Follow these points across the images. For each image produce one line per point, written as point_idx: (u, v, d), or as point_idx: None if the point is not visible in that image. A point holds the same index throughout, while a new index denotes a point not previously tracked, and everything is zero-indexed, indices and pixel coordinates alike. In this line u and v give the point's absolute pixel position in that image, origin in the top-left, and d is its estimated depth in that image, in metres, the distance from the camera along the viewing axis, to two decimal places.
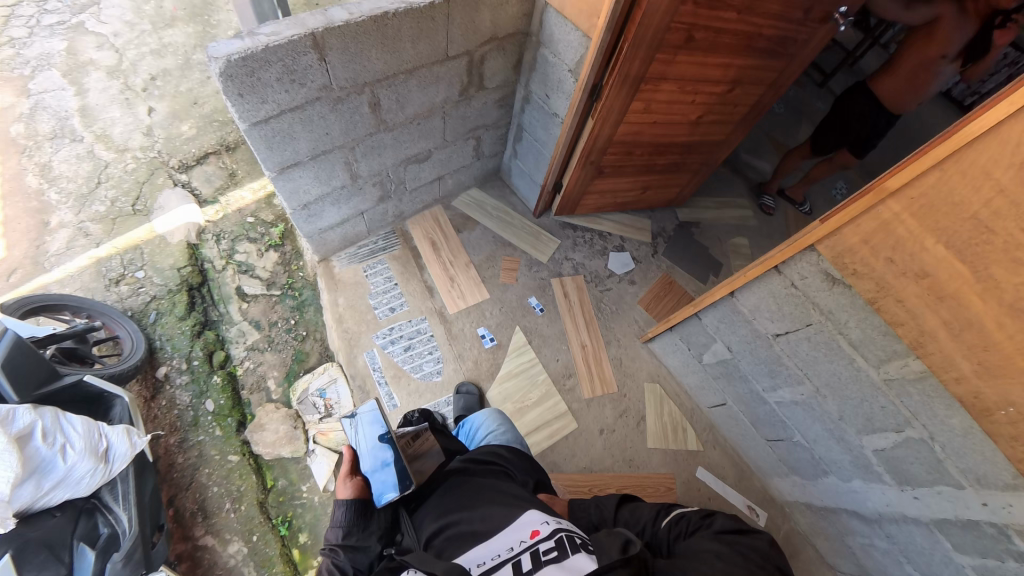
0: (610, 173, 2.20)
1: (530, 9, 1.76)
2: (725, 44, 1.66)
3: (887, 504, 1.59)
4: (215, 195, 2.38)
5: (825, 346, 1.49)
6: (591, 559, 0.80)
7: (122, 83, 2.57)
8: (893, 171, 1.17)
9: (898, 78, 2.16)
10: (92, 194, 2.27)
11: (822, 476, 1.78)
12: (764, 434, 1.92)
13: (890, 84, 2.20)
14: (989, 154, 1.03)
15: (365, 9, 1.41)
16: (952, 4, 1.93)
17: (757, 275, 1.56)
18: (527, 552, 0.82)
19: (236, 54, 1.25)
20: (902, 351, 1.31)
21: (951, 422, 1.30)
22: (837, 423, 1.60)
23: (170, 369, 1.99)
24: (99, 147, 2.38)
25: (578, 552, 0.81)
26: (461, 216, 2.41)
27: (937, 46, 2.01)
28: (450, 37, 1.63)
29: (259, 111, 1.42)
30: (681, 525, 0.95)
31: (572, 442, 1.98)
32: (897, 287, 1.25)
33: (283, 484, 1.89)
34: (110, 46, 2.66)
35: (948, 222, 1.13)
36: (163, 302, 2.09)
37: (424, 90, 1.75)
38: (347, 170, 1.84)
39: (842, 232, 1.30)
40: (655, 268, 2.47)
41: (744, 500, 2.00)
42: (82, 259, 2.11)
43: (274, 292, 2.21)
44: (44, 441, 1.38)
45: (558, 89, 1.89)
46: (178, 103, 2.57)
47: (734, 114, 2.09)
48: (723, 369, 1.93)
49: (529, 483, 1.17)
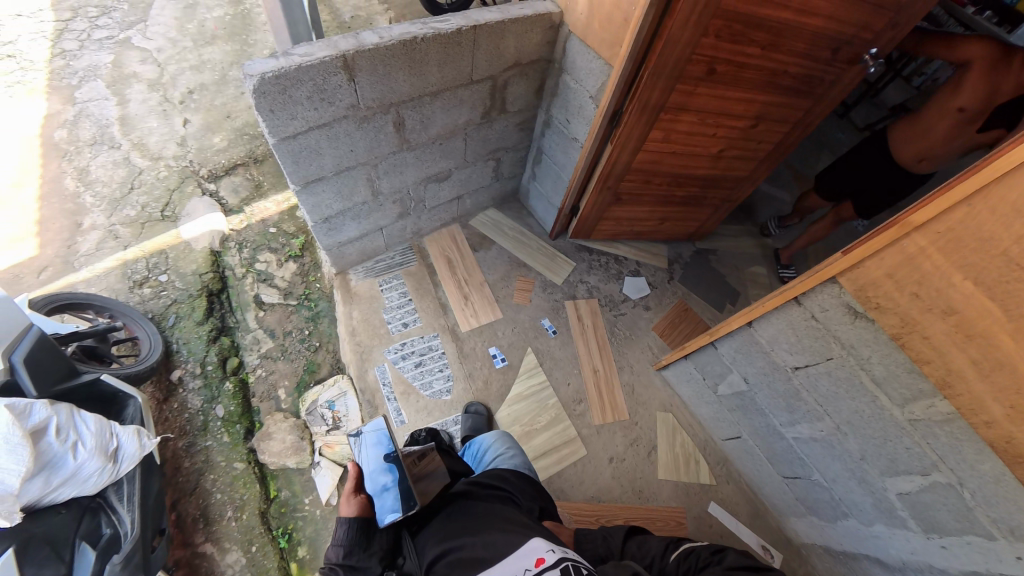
0: (628, 200, 2.21)
1: (554, 37, 1.81)
2: (748, 79, 1.67)
3: (912, 552, 1.51)
4: (240, 205, 2.45)
5: (846, 382, 1.45)
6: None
7: (161, 95, 2.69)
8: (917, 205, 1.15)
9: (913, 130, 2.09)
10: (124, 199, 2.35)
11: (842, 519, 1.71)
12: (780, 471, 1.86)
13: (905, 131, 2.12)
14: (1019, 191, 1.01)
15: (394, 34, 1.47)
16: (991, 55, 1.79)
17: (776, 306, 1.53)
18: None
19: (269, 72, 1.30)
20: (928, 390, 1.27)
21: (982, 468, 1.23)
22: (859, 464, 1.54)
23: (184, 373, 2.01)
24: (134, 155, 2.48)
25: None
26: (478, 235, 2.44)
27: (958, 100, 1.91)
28: (475, 62, 1.68)
29: (288, 126, 1.46)
30: (691, 559, 0.88)
31: (580, 469, 1.93)
32: (922, 324, 1.22)
33: (286, 495, 1.87)
34: (153, 61, 2.80)
35: (976, 259, 1.10)
36: (183, 306, 2.13)
37: (448, 111, 1.80)
38: (369, 186, 1.88)
39: (866, 265, 1.27)
40: (671, 295, 2.44)
41: (758, 540, 1.92)
42: (110, 260, 2.17)
43: (290, 302, 2.23)
44: (57, 437, 1.40)
45: (579, 115, 1.92)
46: (212, 115, 2.67)
47: (757, 150, 2.09)
48: (738, 401, 1.88)
49: (534, 509, 1.15)
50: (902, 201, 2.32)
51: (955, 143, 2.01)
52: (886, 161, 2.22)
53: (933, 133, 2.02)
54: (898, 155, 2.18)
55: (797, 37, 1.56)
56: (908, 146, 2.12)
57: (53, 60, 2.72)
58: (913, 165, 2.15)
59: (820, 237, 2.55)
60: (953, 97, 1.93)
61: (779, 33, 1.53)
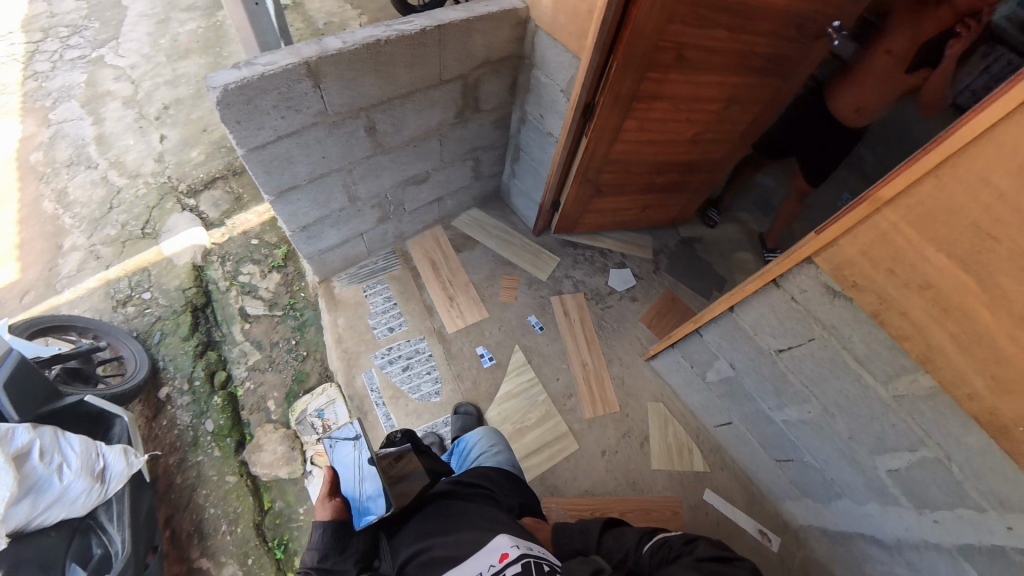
0: (608, 192, 2.20)
1: (523, 32, 1.80)
2: (717, 62, 1.66)
3: (905, 529, 1.50)
4: (221, 218, 2.44)
5: (830, 362, 1.44)
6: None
7: (136, 112, 2.68)
8: (886, 180, 1.13)
9: (846, 79, 2.08)
10: (104, 218, 2.34)
11: (836, 499, 1.70)
12: (773, 455, 1.85)
13: (838, 82, 2.11)
14: (986, 159, 0.98)
15: (358, 38, 1.45)
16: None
17: (756, 290, 1.52)
18: None
19: (233, 83, 1.29)
20: (910, 366, 1.26)
21: (968, 441, 1.22)
22: (848, 444, 1.54)
23: (172, 389, 2.00)
24: (113, 173, 2.47)
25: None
26: (461, 236, 2.43)
27: (885, 41, 1.92)
28: (443, 61, 1.67)
29: (256, 137, 1.45)
30: (664, 551, 0.90)
31: (573, 463, 1.93)
32: (900, 300, 1.20)
33: (281, 505, 1.86)
34: (127, 78, 2.79)
35: (948, 231, 1.07)
36: (168, 322, 2.12)
37: (420, 113, 1.79)
38: (346, 192, 1.87)
39: (840, 244, 1.26)
40: (658, 285, 2.44)
41: (755, 525, 1.92)
42: (92, 280, 2.16)
43: (276, 313, 2.22)
44: (41, 460, 1.39)
45: (553, 109, 1.91)
46: (189, 130, 2.66)
47: (733, 132, 2.08)
48: (727, 387, 1.87)
49: (514, 508, 1.13)
50: (839, 163, 2.26)
51: (885, 87, 1.98)
52: (824, 116, 2.18)
53: (864, 77, 2.01)
54: (833, 109, 2.14)
55: (762, 17, 1.56)
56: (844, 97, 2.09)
57: (26, 83, 2.71)
58: (848, 117, 2.11)
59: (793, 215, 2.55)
60: (880, 40, 1.95)
61: (744, 14, 1.52)
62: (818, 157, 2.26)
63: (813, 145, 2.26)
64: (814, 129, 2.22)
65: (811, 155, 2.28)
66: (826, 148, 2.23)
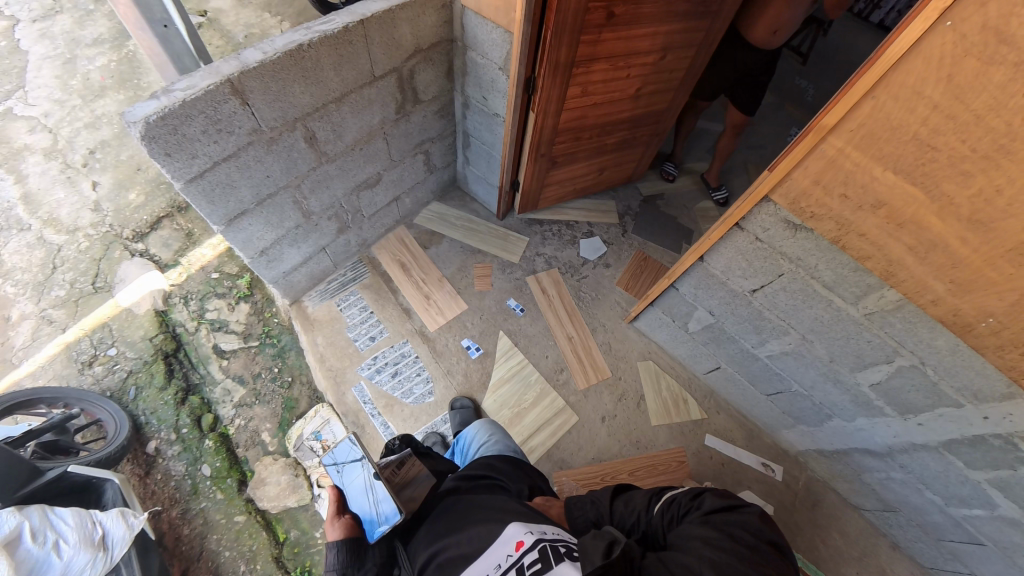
0: (563, 162, 2.19)
1: (449, 15, 1.75)
2: (647, 14, 1.65)
3: (894, 436, 1.58)
4: (175, 258, 2.34)
5: (801, 293, 1.48)
6: (575, 569, 0.78)
7: (61, 162, 2.53)
8: (828, 108, 1.13)
9: (759, 11, 2.05)
10: (50, 280, 2.23)
11: (827, 421, 1.77)
12: (763, 390, 1.91)
13: (753, 14, 2.09)
14: (916, 74, 0.98)
15: (278, 46, 1.38)
16: None
17: (722, 236, 1.54)
18: (513, 570, 0.80)
19: (154, 114, 1.21)
20: (876, 283, 1.30)
21: (937, 343, 1.28)
22: (830, 365, 1.59)
23: (160, 442, 1.95)
24: (49, 232, 2.34)
25: (562, 562, 0.79)
26: (426, 232, 2.40)
27: None
28: (372, 57, 1.61)
29: (191, 167, 1.38)
30: (673, 509, 0.93)
31: (576, 435, 1.96)
32: (856, 222, 1.23)
33: (296, 535, 1.85)
34: (43, 128, 2.63)
35: (891, 148, 1.09)
36: (141, 375, 2.05)
37: (358, 115, 1.73)
38: (299, 210, 1.82)
39: (793, 177, 1.28)
40: (628, 247, 2.46)
41: (757, 459, 2.00)
42: (51, 347, 2.07)
43: (252, 344, 2.16)
44: (34, 541, 1.38)
45: (493, 89, 1.87)
46: (122, 172, 2.53)
47: (672, 80, 2.09)
48: (710, 333, 1.91)
49: (524, 490, 1.14)
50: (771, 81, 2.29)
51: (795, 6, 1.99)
52: (744, 51, 2.19)
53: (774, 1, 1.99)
54: (751, 36, 2.13)
55: None
56: (759, 26, 2.08)
57: None
58: (769, 39, 2.11)
59: (731, 149, 2.59)
60: None
61: None
62: (744, 84, 2.30)
63: (740, 73, 2.27)
64: (733, 58, 2.23)
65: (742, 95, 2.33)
66: (750, 76, 2.26)
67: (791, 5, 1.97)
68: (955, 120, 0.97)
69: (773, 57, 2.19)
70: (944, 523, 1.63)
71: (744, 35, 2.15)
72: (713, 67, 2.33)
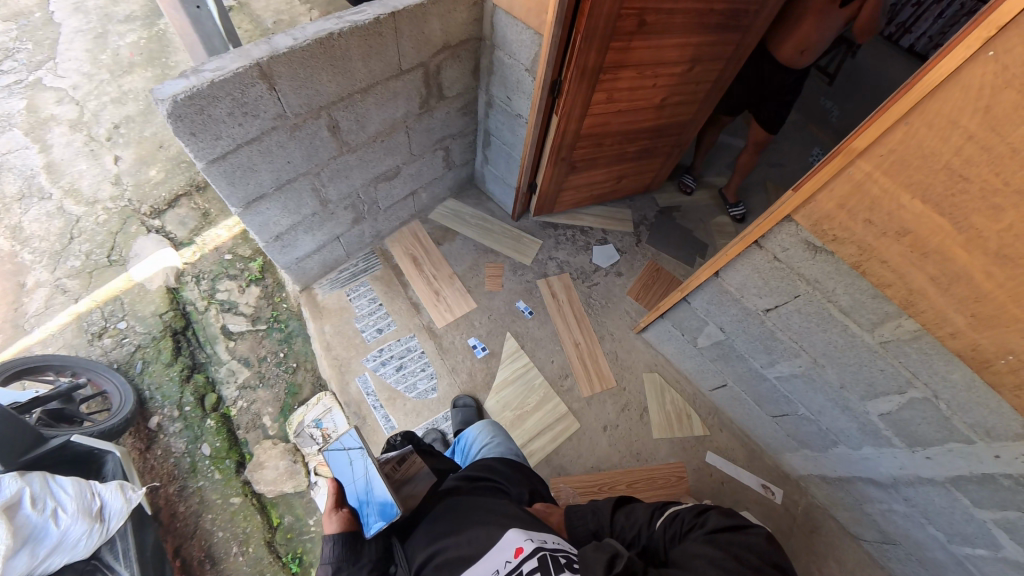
0: (583, 167, 2.19)
1: (480, 13, 1.75)
2: (678, 24, 1.64)
3: (900, 467, 1.55)
4: (190, 236, 2.36)
5: (817, 316, 1.46)
6: None
7: (85, 135, 2.56)
8: (859, 131, 1.12)
9: (789, 28, 2.05)
10: (66, 250, 2.25)
11: (832, 447, 1.74)
12: (768, 411, 1.89)
13: (782, 32, 2.08)
14: (953, 103, 0.96)
15: (309, 33, 1.39)
16: None
17: (739, 252, 1.52)
18: None
19: (182, 94, 1.21)
20: (894, 311, 1.27)
21: (953, 377, 1.25)
22: (840, 392, 1.57)
23: (162, 418, 1.96)
24: (69, 203, 2.36)
25: None
26: (440, 228, 2.40)
27: None
28: (401, 50, 1.61)
29: (215, 148, 1.39)
30: (676, 525, 0.92)
31: (577, 442, 1.95)
32: (879, 248, 1.21)
33: (290, 520, 1.84)
34: (70, 100, 2.66)
35: (920, 176, 1.07)
36: (148, 350, 2.06)
37: (383, 107, 1.74)
38: (316, 197, 1.82)
39: (817, 199, 1.26)
40: (641, 257, 2.44)
41: (758, 480, 1.98)
42: (63, 316, 2.09)
43: (260, 327, 2.17)
44: (33, 508, 1.37)
45: (518, 90, 1.87)
46: (144, 148, 2.56)
47: (699, 91, 2.07)
48: (719, 350, 1.89)
49: (524, 495, 1.14)
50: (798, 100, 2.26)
51: (825, 27, 1.98)
52: (772, 68, 2.16)
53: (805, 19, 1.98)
54: (779, 55, 2.12)
55: None
56: (787, 44, 2.07)
57: None
58: (797, 59, 2.09)
59: (752, 166, 2.56)
60: None
61: None
62: (767, 102, 2.26)
63: (764, 91, 2.24)
64: (760, 75, 2.21)
65: (767, 111, 2.29)
66: (777, 94, 2.23)
67: (821, 24, 1.97)
68: (991, 152, 0.95)
69: (801, 77, 2.17)
70: (945, 560, 1.60)
71: (772, 53, 2.14)
72: (739, 82, 2.31)
